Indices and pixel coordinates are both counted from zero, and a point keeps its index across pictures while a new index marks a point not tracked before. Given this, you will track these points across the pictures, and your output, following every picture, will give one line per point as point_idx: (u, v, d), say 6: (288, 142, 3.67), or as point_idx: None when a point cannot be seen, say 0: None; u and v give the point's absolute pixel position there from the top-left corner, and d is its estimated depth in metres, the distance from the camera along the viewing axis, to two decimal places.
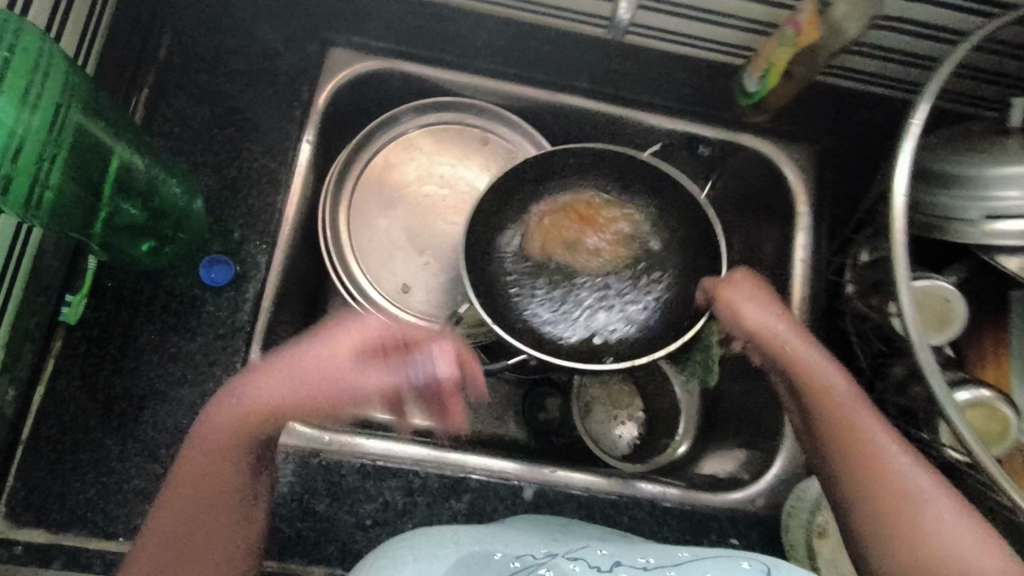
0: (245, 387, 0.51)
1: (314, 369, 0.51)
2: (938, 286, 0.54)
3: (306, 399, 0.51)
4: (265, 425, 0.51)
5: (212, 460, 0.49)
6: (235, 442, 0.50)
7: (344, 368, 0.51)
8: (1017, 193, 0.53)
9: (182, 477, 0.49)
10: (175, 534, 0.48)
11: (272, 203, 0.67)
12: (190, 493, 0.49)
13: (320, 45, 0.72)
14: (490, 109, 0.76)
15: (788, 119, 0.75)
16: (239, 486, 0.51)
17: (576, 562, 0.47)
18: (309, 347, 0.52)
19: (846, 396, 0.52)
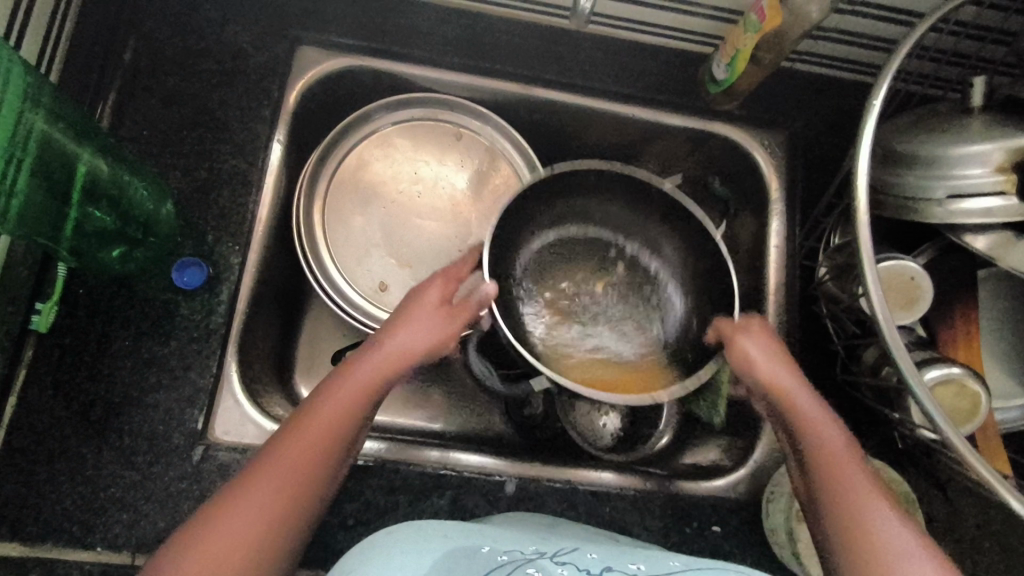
0: (348, 367, 0.53)
1: (408, 336, 0.55)
2: (904, 266, 0.55)
3: (425, 344, 0.55)
4: (361, 402, 0.51)
5: (313, 444, 0.48)
6: (336, 420, 0.49)
7: (435, 329, 0.56)
8: (981, 171, 0.54)
9: (268, 456, 0.47)
10: (267, 515, 0.45)
11: (243, 204, 0.66)
12: (284, 473, 0.46)
13: (290, 44, 0.71)
14: (465, 104, 0.76)
15: (758, 105, 0.75)
16: (327, 475, 0.48)
17: (565, 565, 0.47)
18: (411, 306, 0.56)
19: (829, 427, 0.51)
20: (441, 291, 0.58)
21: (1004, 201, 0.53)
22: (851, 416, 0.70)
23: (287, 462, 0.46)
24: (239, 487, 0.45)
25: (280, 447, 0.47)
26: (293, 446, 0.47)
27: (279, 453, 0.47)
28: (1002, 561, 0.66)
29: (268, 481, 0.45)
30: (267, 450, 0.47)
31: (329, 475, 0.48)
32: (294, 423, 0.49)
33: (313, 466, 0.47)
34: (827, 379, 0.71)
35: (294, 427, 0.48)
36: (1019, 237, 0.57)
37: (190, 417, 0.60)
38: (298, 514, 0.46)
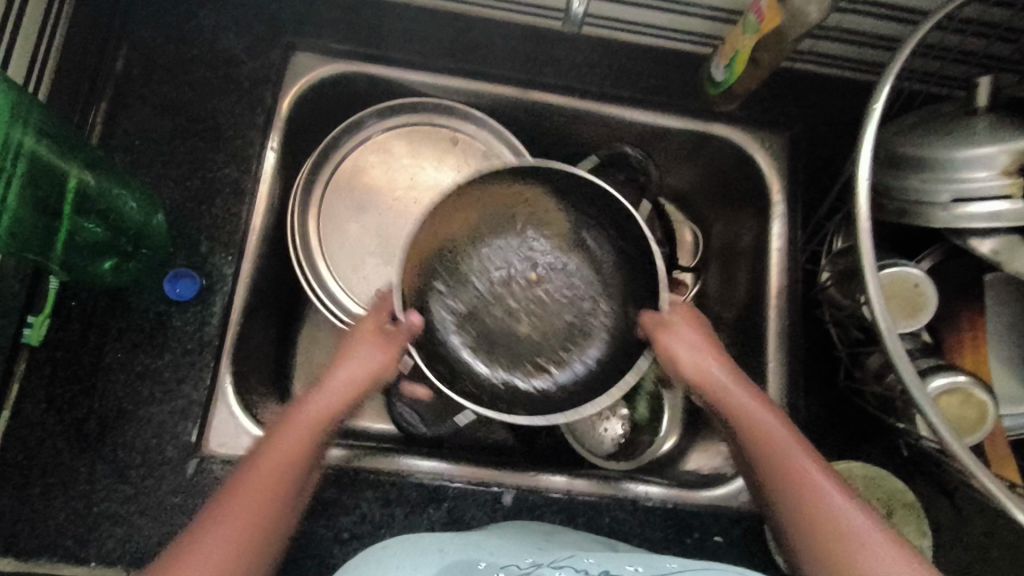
0: (292, 406, 0.52)
1: (349, 368, 0.55)
2: (908, 274, 0.54)
3: (372, 373, 0.55)
4: (310, 435, 0.51)
5: (259, 484, 0.47)
6: (285, 456, 0.49)
7: (383, 356, 0.56)
8: (986, 174, 0.53)
9: (218, 503, 0.46)
10: (223, 560, 0.43)
11: (236, 214, 0.66)
12: (235, 516, 0.45)
13: (282, 50, 0.70)
14: (460, 108, 0.75)
15: (759, 107, 0.74)
16: (287, 512, 0.48)
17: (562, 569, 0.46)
18: (357, 340, 0.57)
19: (783, 432, 0.50)
20: (381, 320, 0.58)
21: (1013, 205, 0.52)
22: (855, 423, 0.69)
23: (235, 505, 0.45)
24: (191, 539, 0.44)
25: (230, 491, 0.46)
26: (239, 489, 0.46)
27: (226, 499, 0.46)
28: (1009, 571, 0.65)
29: (220, 526, 0.44)
30: (217, 498, 0.46)
31: (284, 511, 0.48)
32: (241, 467, 0.48)
33: (263, 506, 0.46)
34: (830, 386, 0.70)
35: (242, 472, 0.47)
36: None
37: (184, 430, 0.60)
38: (256, 556, 0.45)
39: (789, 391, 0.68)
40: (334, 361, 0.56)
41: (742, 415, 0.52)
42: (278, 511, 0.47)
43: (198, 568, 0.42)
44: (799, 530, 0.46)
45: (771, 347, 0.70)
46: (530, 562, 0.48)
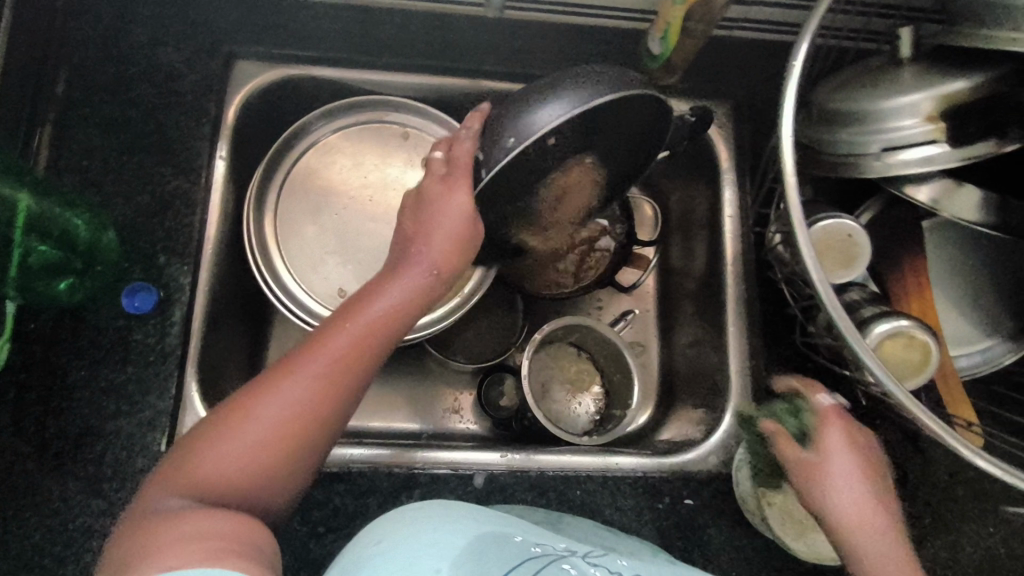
0: (376, 285, 0.54)
1: (438, 245, 0.55)
2: (841, 224, 0.56)
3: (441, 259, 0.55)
4: (399, 310, 0.53)
5: (351, 347, 0.50)
6: (353, 347, 0.50)
7: (453, 238, 0.55)
8: (913, 121, 0.54)
9: (306, 355, 0.49)
10: (301, 408, 0.47)
11: (189, 224, 0.66)
12: (301, 394, 0.48)
13: (222, 59, 0.71)
14: (409, 103, 0.75)
15: (700, 79, 0.75)
16: (348, 406, 0.50)
17: (597, 566, 0.47)
18: (443, 223, 0.55)
19: (873, 537, 0.50)
20: (467, 185, 0.56)
21: (940, 148, 0.53)
22: (815, 378, 0.71)
23: (325, 359, 0.49)
24: (275, 381, 0.48)
25: (322, 344, 0.50)
26: (326, 344, 0.50)
27: (312, 351, 0.49)
28: (972, 508, 0.67)
29: (304, 379, 0.48)
30: (301, 352, 0.50)
31: (367, 373, 0.51)
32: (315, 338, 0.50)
33: (353, 364, 0.50)
34: (789, 345, 0.72)
35: (328, 329, 0.50)
36: (958, 184, 0.58)
37: (153, 441, 0.60)
38: (333, 411, 0.49)
39: (749, 352, 0.70)
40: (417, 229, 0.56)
41: (869, 535, 0.50)
42: (359, 372, 0.50)
43: (276, 411, 0.47)
44: None
45: (729, 312, 0.71)
46: (564, 547, 0.49)
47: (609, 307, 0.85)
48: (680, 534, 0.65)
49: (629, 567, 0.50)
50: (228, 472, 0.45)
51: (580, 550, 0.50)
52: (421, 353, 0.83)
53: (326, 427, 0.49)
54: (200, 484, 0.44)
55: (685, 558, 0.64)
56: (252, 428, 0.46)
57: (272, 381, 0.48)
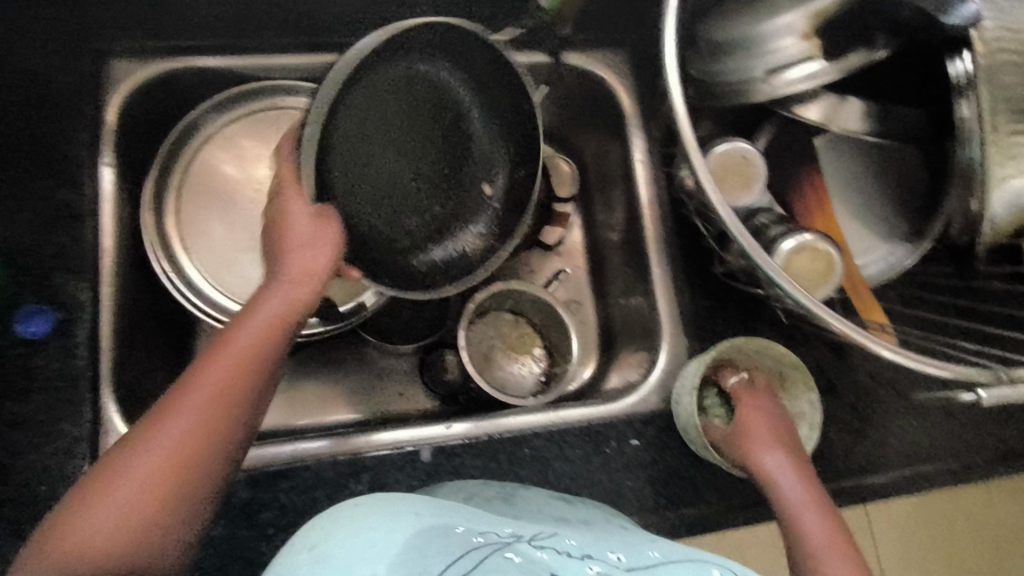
0: (245, 314, 0.52)
1: (294, 264, 0.53)
2: (733, 149, 0.59)
3: (303, 275, 0.53)
4: (268, 334, 0.51)
5: (222, 383, 0.48)
6: (223, 382, 0.48)
7: (309, 252, 0.53)
8: (790, 40, 0.56)
9: (173, 399, 0.47)
10: (172, 453, 0.45)
11: (80, 236, 0.62)
12: (172, 441, 0.45)
13: (94, 58, 0.67)
14: (304, 86, 0.73)
15: (596, 26, 0.75)
16: (227, 443, 0.47)
17: (544, 550, 0.48)
18: (295, 241, 0.53)
19: (810, 510, 0.58)
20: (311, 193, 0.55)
21: (818, 63, 0.55)
22: (739, 305, 0.72)
23: (202, 390, 0.47)
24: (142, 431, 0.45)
25: (189, 385, 0.47)
26: (201, 372, 0.48)
27: (187, 385, 0.47)
28: (898, 404, 0.71)
29: (174, 424, 0.45)
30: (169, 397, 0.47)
31: (247, 403, 0.49)
32: (183, 380, 0.48)
33: (225, 399, 0.47)
34: (712, 277, 0.72)
35: (198, 367, 0.48)
36: (842, 99, 0.60)
37: (74, 469, 0.57)
38: (213, 448, 0.46)
39: (674, 289, 0.72)
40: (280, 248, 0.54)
41: (783, 499, 0.59)
42: (235, 405, 0.48)
43: (148, 459, 0.44)
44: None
45: (653, 253, 0.73)
46: (509, 534, 0.49)
47: (539, 267, 0.85)
48: (632, 474, 0.66)
49: (579, 545, 0.50)
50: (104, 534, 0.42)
51: (526, 533, 0.50)
52: (356, 340, 0.81)
53: (208, 466, 0.46)
54: (79, 551, 0.41)
55: (639, 497, 0.66)
56: (124, 477, 0.44)
57: (141, 431, 0.45)
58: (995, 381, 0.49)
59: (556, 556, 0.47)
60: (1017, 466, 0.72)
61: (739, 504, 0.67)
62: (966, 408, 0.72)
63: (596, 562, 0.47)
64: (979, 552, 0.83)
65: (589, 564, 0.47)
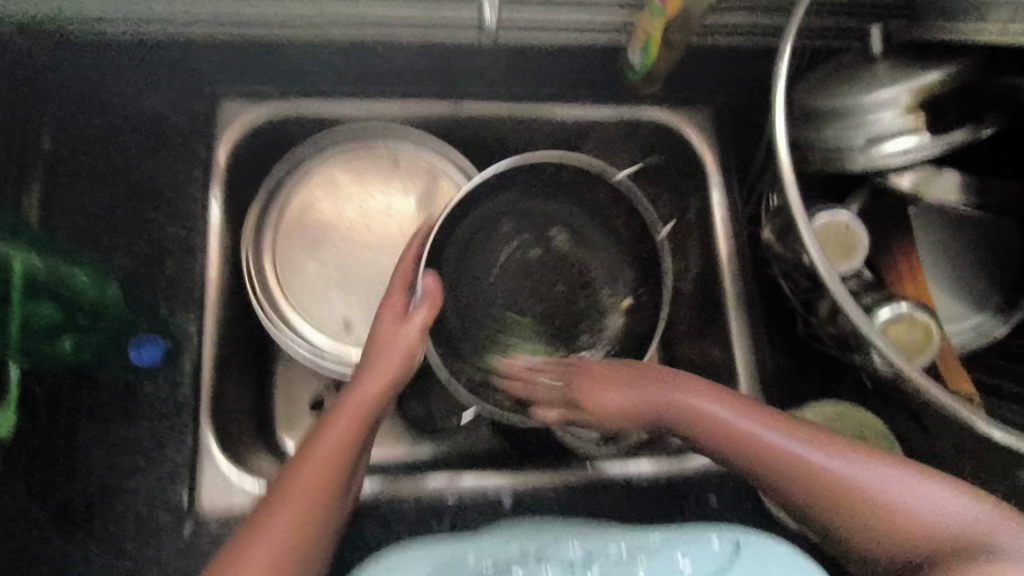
0: (326, 422, 0.58)
1: (386, 361, 0.61)
2: (836, 216, 0.59)
3: (396, 370, 0.61)
4: (345, 443, 0.57)
5: (310, 491, 0.53)
6: (327, 459, 0.55)
7: (398, 351, 0.62)
8: (893, 114, 0.57)
9: (269, 510, 0.53)
10: (288, 526, 0.52)
11: (190, 269, 0.67)
12: (289, 514, 0.52)
13: (209, 102, 0.72)
14: (401, 132, 0.76)
15: (680, 85, 0.78)
16: (336, 509, 0.54)
17: (548, 563, 0.52)
18: (387, 342, 0.62)
19: (734, 410, 0.57)
20: (404, 285, 0.65)
21: (919, 136, 0.56)
22: (821, 367, 0.73)
23: (310, 469, 0.54)
24: (245, 539, 0.51)
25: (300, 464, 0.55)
26: (309, 454, 0.55)
27: (298, 466, 0.55)
28: (982, 476, 0.70)
29: (274, 531, 0.51)
30: (264, 506, 0.53)
31: (331, 507, 0.54)
32: (294, 458, 0.55)
33: (312, 505, 0.53)
34: (793, 337, 0.74)
35: (309, 446, 0.56)
36: (937, 171, 0.61)
37: (175, 493, 0.61)
38: (307, 550, 0.52)
39: (753, 345, 0.72)
40: (365, 362, 0.61)
41: (686, 405, 0.58)
42: (322, 509, 0.53)
43: (276, 533, 0.51)
44: (772, 479, 0.54)
45: (733, 308, 0.73)
46: (515, 552, 0.52)
47: None
48: None
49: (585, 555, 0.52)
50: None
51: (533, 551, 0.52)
52: None
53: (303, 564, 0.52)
54: None
55: None
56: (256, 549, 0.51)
57: (242, 540, 0.51)
58: None
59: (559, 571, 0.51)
60: None
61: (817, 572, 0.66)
62: None
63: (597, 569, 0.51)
64: None
65: None
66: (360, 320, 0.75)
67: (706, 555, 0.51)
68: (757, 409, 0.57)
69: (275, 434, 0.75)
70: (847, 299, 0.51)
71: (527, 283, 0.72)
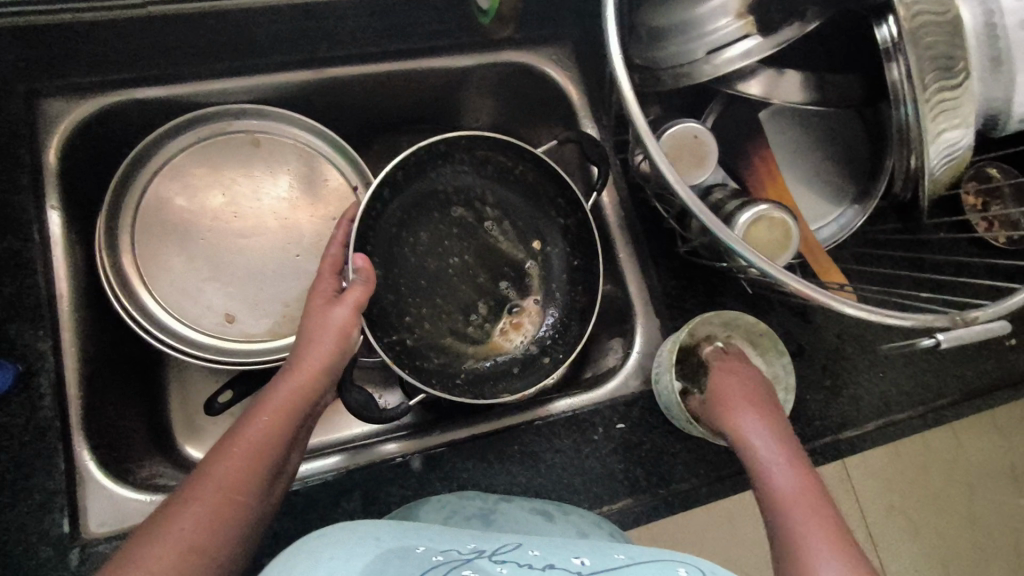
0: (255, 407, 0.55)
1: (318, 345, 0.59)
2: (687, 129, 0.59)
3: (327, 354, 0.59)
4: (278, 429, 0.54)
5: (234, 477, 0.50)
6: (252, 445, 0.52)
7: (331, 331, 0.60)
8: (727, 19, 0.58)
9: (190, 491, 0.49)
10: (203, 516, 0.48)
11: (31, 282, 0.60)
12: (207, 499, 0.49)
13: (23, 100, 0.64)
14: (252, 107, 0.72)
15: (538, 23, 0.76)
16: (255, 496, 0.51)
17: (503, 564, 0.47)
18: (319, 323, 0.60)
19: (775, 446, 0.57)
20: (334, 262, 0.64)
21: (754, 40, 0.57)
22: (705, 282, 0.74)
23: (233, 454, 0.52)
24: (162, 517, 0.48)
25: (224, 451, 0.52)
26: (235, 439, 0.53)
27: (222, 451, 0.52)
28: (865, 357, 0.74)
29: (195, 510, 0.48)
30: (188, 485, 0.50)
31: (259, 489, 0.52)
32: (219, 443, 0.53)
33: (240, 485, 0.50)
34: (677, 257, 0.74)
35: (237, 433, 0.53)
36: (780, 72, 0.63)
37: (54, 523, 0.56)
38: (229, 536, 0.49)
39: (638, 270, 0.74)
40: (300, 343, 0.59)
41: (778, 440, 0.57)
42: (249, 491, 0.51)
43: (188, 520, 0.47)
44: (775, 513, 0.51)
45: (617, 238, 0.75)
46: (470, 549, 0.50)
47: None
48: (621, 457, 0.67)
49: (542, 557, 0.49)
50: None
51: (488, 548, 0.50)
52: None
53: (220, 549, 0.48)
54: None
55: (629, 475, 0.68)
56: (167, 533, 0.47)
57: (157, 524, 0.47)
58: (953, 323, 0.51)
59: (515, 569, 0.46)
60: (980, 405, 0.75)
61: (726, 475, 0.69)
62: (924, 356, 0.75)
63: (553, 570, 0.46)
64: (954, 491, 0.87)
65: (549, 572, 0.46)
66: (243, 312, 0.72)
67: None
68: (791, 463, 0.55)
69: (169, 443, 0.70)
70: (702, 206, 0.51)
71: (422, 249, 0.70)
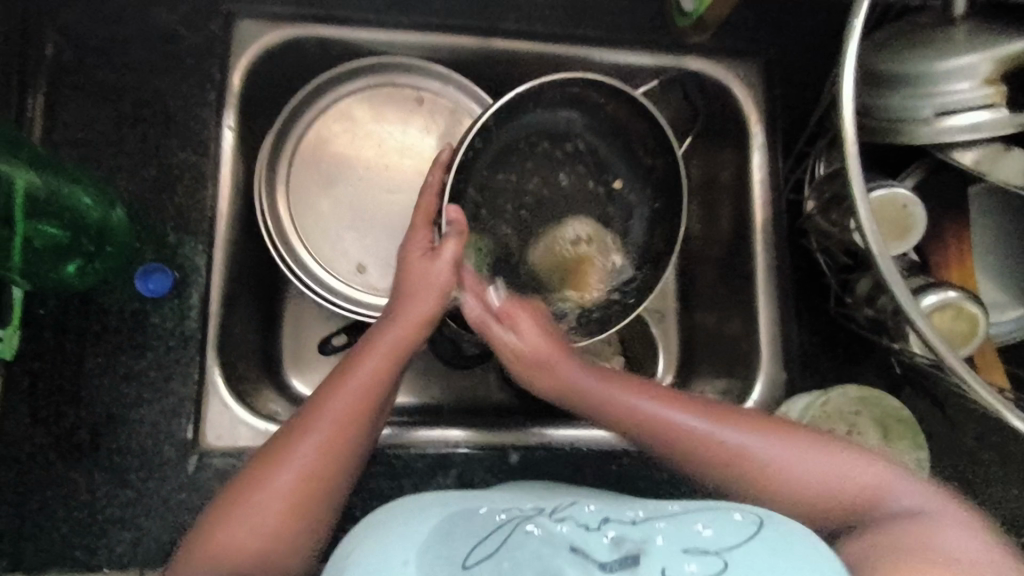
0: (362, 350, 0.55)
1: (422, 295, 0.58)
2: (896, 195, 0.55)
3: (432, 304, 0.58)
4: (384, 376, 0.54)
5: (342, 424, 0.51)
6: (359, 394, 0.53)
7: (431, 281, 0.58)
8: (968, 84, 0.52)
9: (299, 432, 0.51)
10: (309, 465, 0.50)
11: (200, 199, 0.64)
12: (319, 445, 0.50)
13: (223, 20, 0.66)
14: (425, 65, 0.71)
15: (732, 35, 0.71)
16: (360, 443, 0.52)
17: (563, 521, 0.41)
18: (418, 273, 0.58)
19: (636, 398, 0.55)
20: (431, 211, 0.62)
21: (990, 114, 0.51)
22: (847, 347, 0.71)
23: (342, 400, 0.52)
24: (274, 455, 0.50)
25: (331, 396, 0.52)
26: (342, 385, 0.53)
27: (330, 396, 0.52)
28: (1002, 470, 0.68)
29: (298, 459, 0.49)
30: (295, 428, 0.51)
31: (362, 438, 0.52)
32: (327, 383, 0.54)
33: (344, 434, 0.51)
34: (822, 314, 0.71)
35: (341, 377, 0.54)
36: (1006, 149, 0.55)
37: (179, 428, 0.60)
38: (331, 485, 0.50)
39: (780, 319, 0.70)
40: (403, 288, 0.58)
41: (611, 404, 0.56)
42: (350, 441, 0.51)
43: (298, 466, 0.49)
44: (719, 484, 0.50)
45: (759, 279, 0.70)
46: (530, 507, 0.45)
47: None
48: None
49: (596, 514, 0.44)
50: (238, 559, 0.46)
51: (549, 508, 0.45)
52: None
53: (329, 490, 0.50)
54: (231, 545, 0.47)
55: None
56: (284, 476, 0.49)
57: (273, 460, 0.50)
58: None
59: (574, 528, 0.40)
60: None
61: None
62: None
63: (611, 526, 0.40)
64: None
65: (602, 530, 0.40)
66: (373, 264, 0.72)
67: (726, 520, 0.40)
68: (657, 395, 0.55)
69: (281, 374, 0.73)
70: (898, 285, 0.46)
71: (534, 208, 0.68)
